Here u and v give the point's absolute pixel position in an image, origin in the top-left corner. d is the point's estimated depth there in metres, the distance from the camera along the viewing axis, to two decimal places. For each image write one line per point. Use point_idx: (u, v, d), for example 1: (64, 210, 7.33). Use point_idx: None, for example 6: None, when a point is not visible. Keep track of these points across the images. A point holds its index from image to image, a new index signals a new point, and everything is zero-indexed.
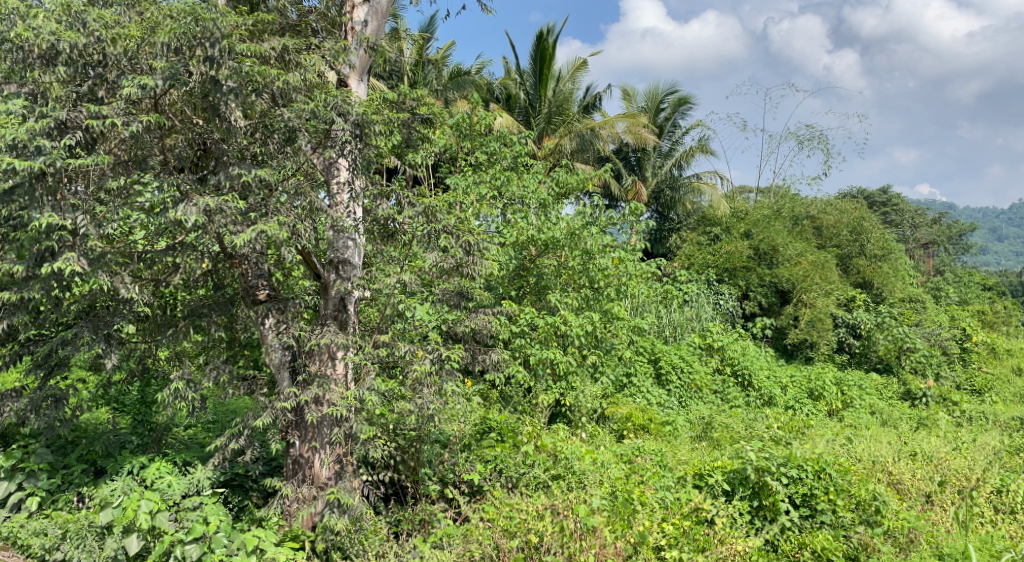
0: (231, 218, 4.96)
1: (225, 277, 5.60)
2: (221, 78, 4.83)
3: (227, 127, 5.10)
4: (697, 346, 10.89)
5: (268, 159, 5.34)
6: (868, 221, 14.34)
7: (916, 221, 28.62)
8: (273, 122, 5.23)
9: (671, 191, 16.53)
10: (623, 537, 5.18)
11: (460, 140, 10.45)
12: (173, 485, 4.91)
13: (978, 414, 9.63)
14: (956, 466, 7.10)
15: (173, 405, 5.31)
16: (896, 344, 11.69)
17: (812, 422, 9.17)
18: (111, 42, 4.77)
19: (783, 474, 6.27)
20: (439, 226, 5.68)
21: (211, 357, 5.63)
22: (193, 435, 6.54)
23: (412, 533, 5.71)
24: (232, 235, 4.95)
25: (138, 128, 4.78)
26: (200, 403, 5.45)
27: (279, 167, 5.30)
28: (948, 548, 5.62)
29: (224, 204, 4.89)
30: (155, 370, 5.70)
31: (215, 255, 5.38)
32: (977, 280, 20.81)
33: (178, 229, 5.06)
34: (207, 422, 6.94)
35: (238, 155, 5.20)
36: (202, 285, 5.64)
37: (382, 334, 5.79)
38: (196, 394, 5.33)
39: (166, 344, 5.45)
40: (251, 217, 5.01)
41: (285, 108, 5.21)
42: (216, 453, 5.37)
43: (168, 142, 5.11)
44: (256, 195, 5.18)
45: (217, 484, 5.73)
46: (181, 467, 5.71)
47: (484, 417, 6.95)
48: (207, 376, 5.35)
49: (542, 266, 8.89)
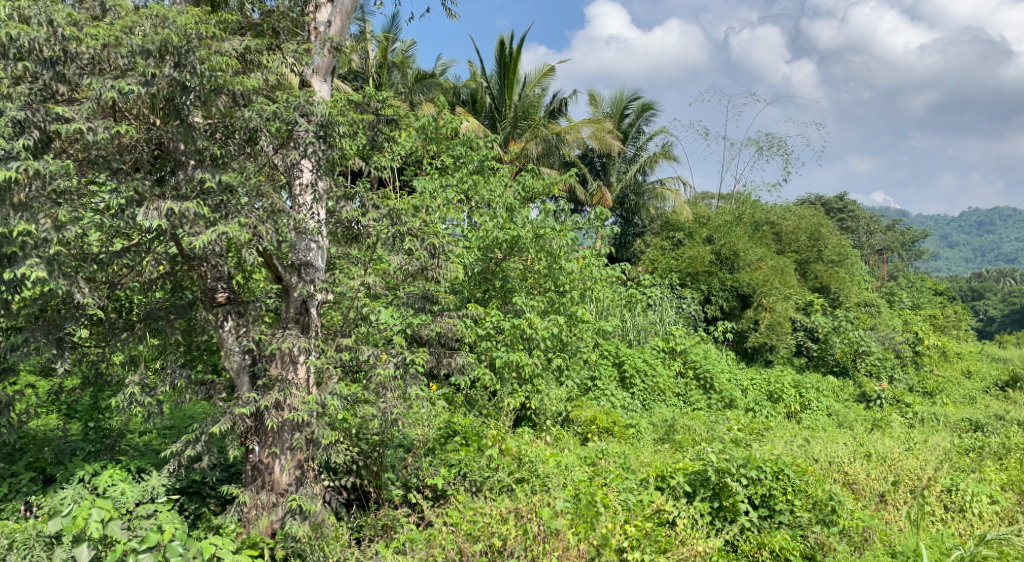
0: (188, 220, 4.93)
1: (184, 281, 5.58)
2: (190, 83, 4.82)
3: (185, 129, 4.96)
4: (660, 349, 11.06)
5: (228, 161, 5.26)
6: (826, 227, 14.63)
7: (870, 228, 29.35)
8: (234, 123, 5.20)
9: (635, 196, 16.71)
10: (587, 539, 5.23)
11: (426, 143, 10.48)
12: (126, 493, 4.87)
13: (930, 415, 9.91)
14: (908, 466, 7.33)
15: (128, 410, 5.27)
16: (852, 347, 12.07)
17: (771, 423, 9.36)
18: (77, 40, 4.76)
19: (743, 475, 6.40)
20: (404, 229, 5.70)
21: (167, 360, 5.58)
22: (148, 442, 6.44)
23: (374, 538, 5.71)
24: (189, 238, 4.94)
25: (101, 134, 4.73)
26: (156, 409, 5.40)
27: (240, 169, 5.27)
28: (900, 546, 5.76)
29: (188, 208, 4.87)
30: (108, 375, 5.57)
31: (172, 256, 5.32)
32: (928, 285, 21.44)
33: (134, 231, 5.05)
34: (163, 427, 6.83)
35: (196, 156, 5.12)
36: (158, 289, 5.59)
37: (345, 337, 5.77)
38: (151, 399, 5.31)
39: (121, 348, 5.37)
40: (211, 220, 4.99)
41: (245, 109, 5.15)
42: (171, 458, 5.33)
43: (126, 143, 5.03)
44: (216, 198, 5.14)
45: (173, 491, 5.67)
46: (134, 474, 5.65)
47: (448, 421, 6.98)
48: (163, 380, 5.33)
49: (507, 269, 8.94)
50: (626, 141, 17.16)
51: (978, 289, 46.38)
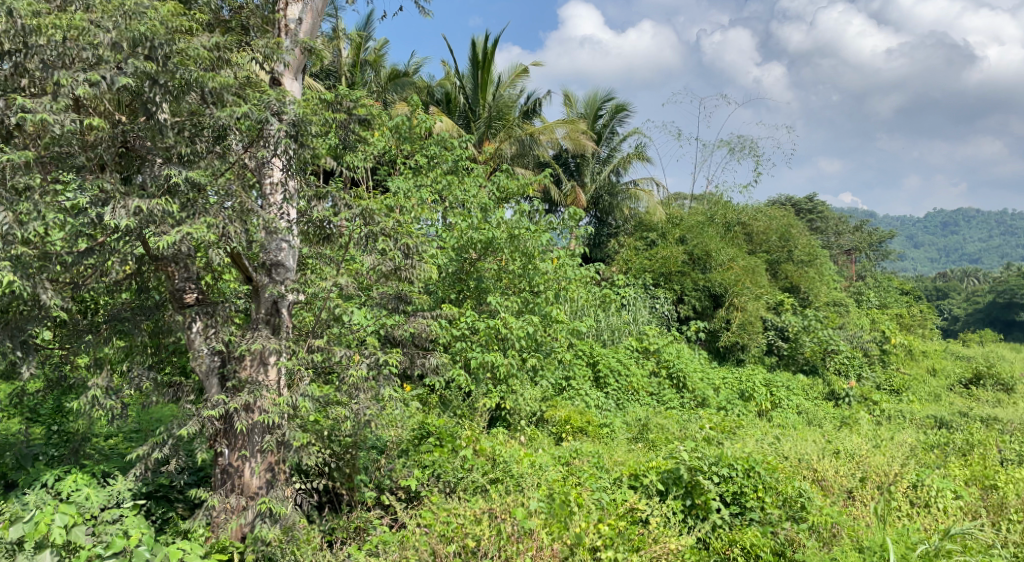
0: (155, 218, 4.89)
1: (150, 280, 5.51)
2: (158, 77, 4.85)
3: (156, 126, 5.02)
4: (634, 349, 11.16)
5: (195, 160, 5.23)
6: (796, 228, 14.80)
7: (839, 229, 29.79)
8: (202, 121, 5.22)
9: (608, 197, 16.81)
10: (561, 538, 5.30)
11: (399, 143, 10.47)
12: (91, 498, 4.81)
13: (897, 413, 10.10)
14: (875, 463, 7.46)
15: (91, 414, 5.20)
16: (821, 346, 12.29)
17: (743, 422, 9.48)
18: (38, 32, 4.65)
19: (715, 473, 6.49)
20: (377, 229, 5.67)
21: (133, 363, 5.52)
22: (114, 446, 6.37)
23: (346, 541, 5.71)
24: (155, 238, 4.88)
25: (66, 128, 4.68)
26: (121, 411, 5.36)
27: (208, 166, 5.28)
28: (868, 541, 5.81)
29: (155, 207, 4.85)
30: (72, 378, 5.54)
31: (138, 257, 5.29)
32: (894, 285, 21.83)
33: (98, 230, 4.97)
34: (130, 430, 6.75)
35: (164, 154, 5.12)
36: (124, 290, 5.56)
37: (317, 338, 5.75)
38: (116, 402, 5.27)
39: (86, 351, 5.28)
40: (177, 219, 4.95)
41: (215, 108, 5.16)
42: (138, 462, 5.29)
43: (90, 139, 4.96)
44: (184, 196, 5.09)
45: (140, 496, 5.63)
46: (99, 478, 5.60)
47: (422, 422, 6.99)
48: (129, 383, 5.31)
49: (482, 270, 8.95)
50: (599, 142, 17.25)
51: (943, 289, 47.24)
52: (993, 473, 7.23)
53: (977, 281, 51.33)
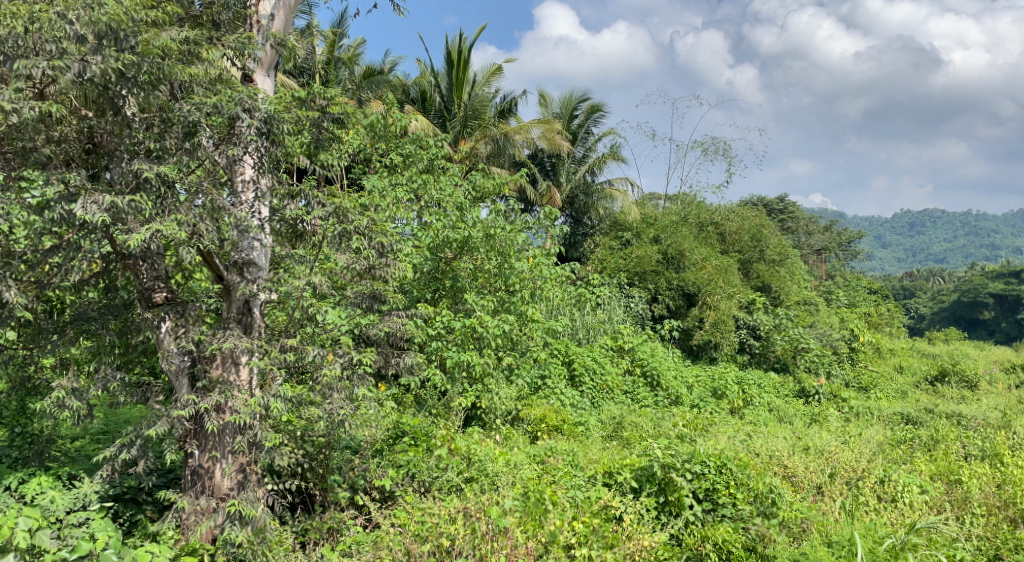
0: (125, 215, 4.87)
1: (117, 279, 5.46)
2: (128, 70, 4.85)
3: (122, 120, 5.07)
4: (609, 347, 11.26)
5: (164, 155, 5.22)
6: (767, 227, 14.94)
7: (810, 229, 30.21)
8: (172, 117, 5.16)
9: (584, 197, 16.91)
10: (534, 537, 5.36)
11: (374, 141, 10.46)
12: (55, 501, 4.84)
13: (865, 409, 10.28)
14: (844, 459, 7.60)
15: (57, 415, 5.16)
16: (792, 344, 12.44)
17: (715, 419, 9.60)
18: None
19: (688, 470, 6.58)
20: (351, 227, 5.70)
21: (101, 363, 5.40)
22: (81, 448, 6.30)
23: (319, 542, 5.70)
24: (125, 234, 4.90)
25: (27, 116, 4.60)
26: (87, 412, 5.30)
27: (178, 162, 5.22)
28: (836, 535, 5.90)
29: (124, 202, 4.82)
30: (37, 379, 5.51)
31: (105, 254, 5.24)
32: (863, 284, 22.20)
33: (64, 227, 4.87)
34: (96, 432, 6.68)
35: (131, 148, 5.13)
36: (92, 288, 5.51)
37: (289, 338, 5.74)
38: (82, 402, 5.21)
39: (52, 351, 5.24)
40: (146, 215, 4.93)
41: (184, 103, 5.16)
42: (106, 463, 5.26)
43: (56, 133, 4.97)
44: (154, 193, 5.07)
45: (107, 499, 5.59)
46: (65, 481, 5.55)
47: (397, 421, 7.01)
48: (95, 383, 5.21)
49: (457, 269, 8.96)
50: (575, 142, 17.32)
51: (910, 288, 48.07)
52: (958, 468, 7.40)
53: (944, 280, 52.20)
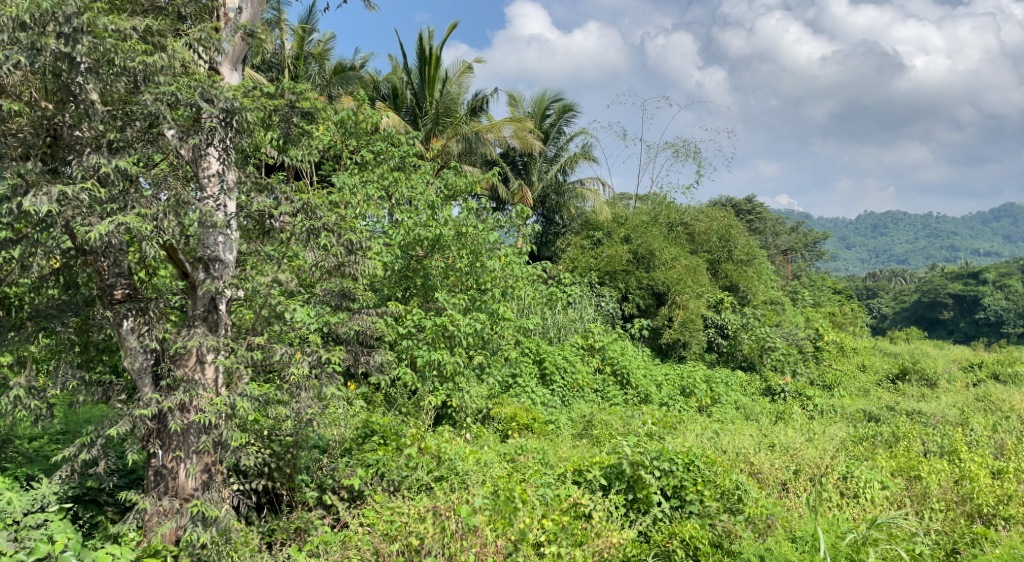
0: (82, 209, 4.84)
1: (77, 275, 5.29)
2: (77, 57, 4.71)
3: (83, 111, 4.93)
4: (580, 346, 11.34)
5: (125, 148, 5.18)
6: (735, 228, 15.13)
7: (777, 229, 30.64)
8: (133, 109, 5.14)
9: (556, 196, 17.00)
10: (504, 535, 5.38)
11: (345, 138, 10.43)
12: (13, 503, 4.75)
13: (829, 407, 10.48)
14: (808, 456, 7.74)
15: (14, 414, 5.10)
16: (758, 343, 12.60)
17: (683, 417, 9.72)
18: None
19: (656, 468, 6.68)
20: (319, 224, 5.71)
21: (61, 361, 5.38)
22: (39, 447, 6.22)
23: (286, 542, 5.70)
24: (84, 228, 4.83)
25: None
26: (46, 411, 5.28)
27: (138, 155, 5.22)
28: (800, 531, 5.98)
29: (79, 193, 4.79)
30: None
31: (65, 250, 5.10)
32: (828, 284, 22.61)
33: (22, 221, 4.84)
34: (56, 432, 6.59)
35: (92, 142, 5.04)
36: (51, 285, 5.34)
37: (257, 335, 5.73)
38: (40, 401, 5.18)
39: (8, 347, 5.14)
40: (107, 210, 4.90)
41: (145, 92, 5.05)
42: (64, 464, 5.21)
43: (12, 125, 4.90)
44: (114, 186, 5.03)
45: (66, 499, 5.53)
46: (23, 481, 5.49)
47: (366, 420, 6.99)
48: (55, 383, 5.18)
49: (429, 267, 8.94)
50: (547, 141, 17.38)
51: (873, 288, 48.94)
52: (917, 464, 7.56)
53: (906, 281, 53.25)
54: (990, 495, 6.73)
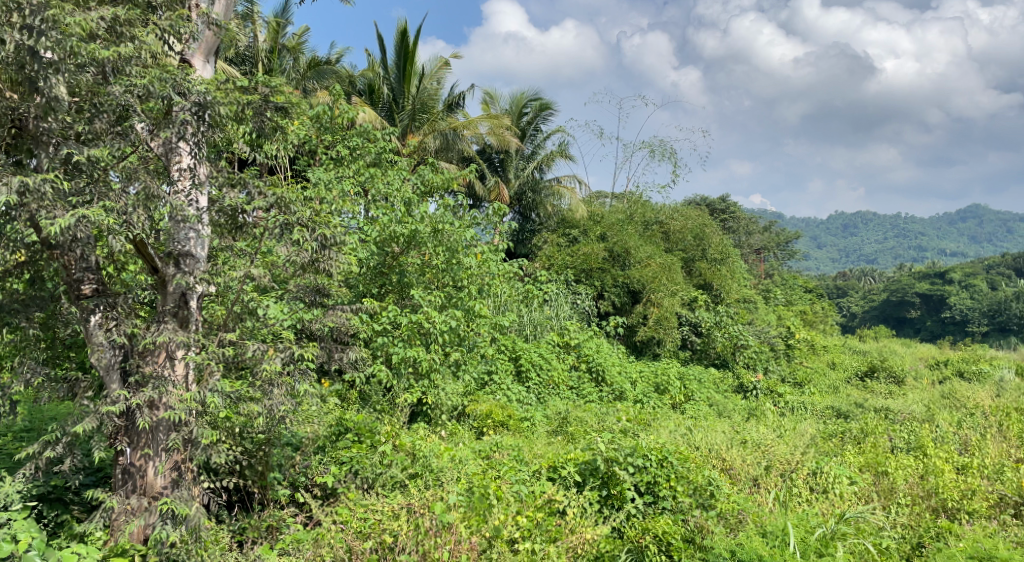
0: (47, 201, 4.77)
1: (44, 269, 5.20)
2: (39, 49, 4.67)
3: (48, 102, 4.83)
4: (555, 344, 11.38)
5: (94, 140, 5.11)
6: (710, 228, 15.30)
7: (750, 228, 30.93)
8: (100, 101, 5.06)
9: (533, 194, 17.02)
10: (478, 531, 5.42)
11: (320, 133, 10.35)
12: None
13: (799, 404, 10.64)
14: (779, 452, 7.84)
15: None
16: (731, 341, 12.74)
17: (657, 414, 9.79)
18: None
19: (630, 464, 6.73)
20: (292, 219, 5.66)
21: (25, 358, 5.29)
22: (3, 446, 6.13)
23: (257, 540, 5.69)
24: (48, 221, 4.74)
25: None
26: (10, 408, 5.21)
27: (107, 147, 5.09)
28: (770, 526, 6.06)
29: (43, 185, 4.73)
30: None
31: (30, 243, 5.02)
32: (800, 283, 22.91)
33: None
34: (20, 430, 6.50)
35: (59, 134, 5.04)
36: (15, 280, 5.23)
37: (228, 332, 5.70)
38: (4, 398, 5.10)
39: None
40: (71, 202, 4.87)
41: (115, 85, 5.01)
42: (28, 461, 5.15)
43: None
44: (81, 178, 4.98)
45: (30, 498, 5.47)
46: None
47: (340, 418, 6.95)
48: (18, 379, 5.12)
49: (404, 264, 8.90)
50: (523, 139, 17.40)
51: (843, 287, 49.50)
52: (884, 460, 7.68)
53: (877, 279, 54.09)
54: (955, 490, 6.85)
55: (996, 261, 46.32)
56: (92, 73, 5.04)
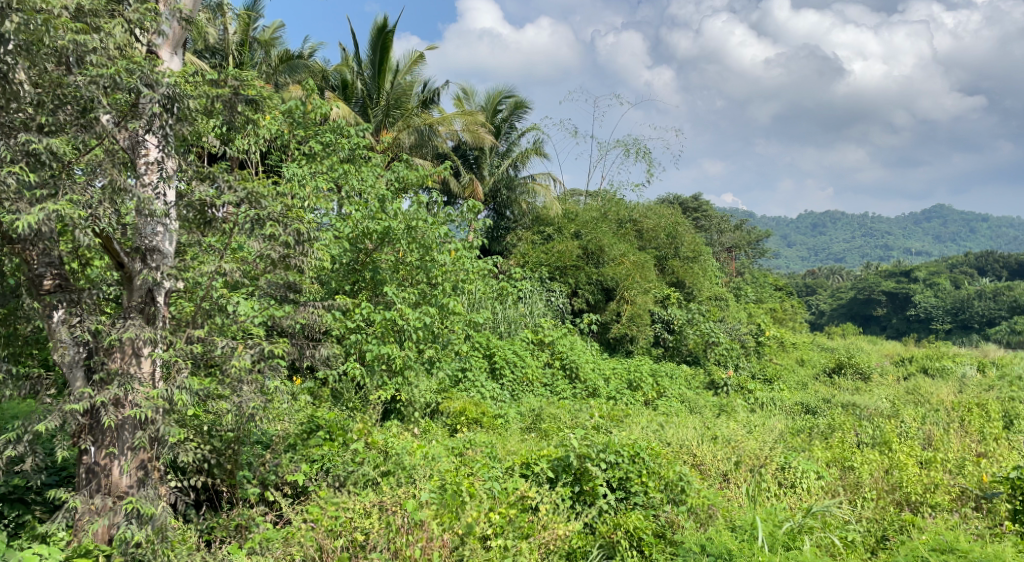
0: (8, 194, 4.69)
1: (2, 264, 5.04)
2: (7, 35, 4.59)
3: (12, 91, 4.81)
4: (529, 341, 11.41)
5: (57, 131, 5.08)
6: (682, 226, 15.46)
7: (722, 227, 31.22)
8: (64, 92, 5.00)
9: (507, 191, 17.00)
10: (451, 529, 5.45)
11: (292, 127, 10.26)
12: None
13: (768, 400, 10.78)
14: (749, 447, 7.94)
15: None
16: (703, 338, 12.90)
17: (630, 410, 9.87)
18: None
19: (602, 460, 6.77)
20: (264, 214, 5.64)
21: None
22: None
23: (226, 539, 5.67)
24: (10, 214, 4.67)
25: None
26: None
27: (71, 139, 5.06)
28: (739, 520, 6.15)
29: (7, 177, 4.63)
30: None
31: None
32: (770, 281, 23.20)
33: None
34: None
35: (21, 125, 4.92)
36: None
37: (196, 328, 5.65)
38: None
39: None
40: (37, 195, 4.76)
41: (78, 75, 4.96)
42: None
43: None
44: (44, 171, 4.91)
45: None
46: None
47: (312, 415, 6.92)
48: None
49: (378, 261, 8.85)
50: (498, 136, 17.43)
51: (812, 285, 50.17)
52: (850, 455, 7.80)
53: (845, 278, 54.85)
54: (919, 484, 6.98)
55: (960, 261, 47.15)
56: (55, 65, 5.04)
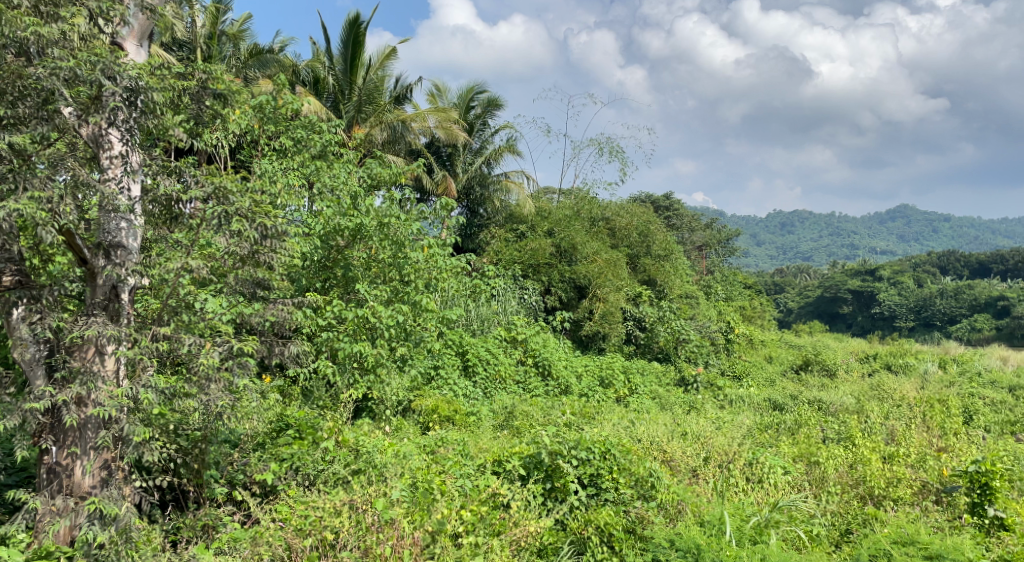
0: None
1: None
2: None
3: None
4: (502, 338, 11.42)
5: (18, 124, 4.96)
6: (654, 224, 15.58)
7: (693, 225, 31.47)
8: (25, 83, 4.85)
9: (480, 188, 17.01)
10: (421, 527, 5.43)
11: (262, 122, 10.09)
12: None
13: (738, 397, 10.89)
14: (717, 443, 8.04)
15: None
16: (673, 336, 13.09)
17: (601, 407, 9.93)
18: None
19: (574, 456, 6.81)
20: (231, 208, 5.54)
21: None
22: None
23: (192, 540, 5.62)
24: None
25: None
26: None
27: (31, 132, 4.95)
28: (708, 515, 6.17)
29: None
30: None
31: None
32: (740, 279, 23.44)
33: None
34: None
35: None
36: None
37: (162, 326, 5.56)
38: None
39: None
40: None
41: (38, 66, 4.83)
42: None
43: None
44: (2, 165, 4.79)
45: None
46: None
47: (281, 414, 6.90)
48: None
49: (349, 257, 8.82)
50: (471, 133, 17.41)
51: (781, 283, 50.79)
52: (816, 450, 7.91)
53: (814, 276, 55.59)
54: (881, 478, 7.12)
55: (925, 260, 48.01)
56: (12, 53, 4.86)
